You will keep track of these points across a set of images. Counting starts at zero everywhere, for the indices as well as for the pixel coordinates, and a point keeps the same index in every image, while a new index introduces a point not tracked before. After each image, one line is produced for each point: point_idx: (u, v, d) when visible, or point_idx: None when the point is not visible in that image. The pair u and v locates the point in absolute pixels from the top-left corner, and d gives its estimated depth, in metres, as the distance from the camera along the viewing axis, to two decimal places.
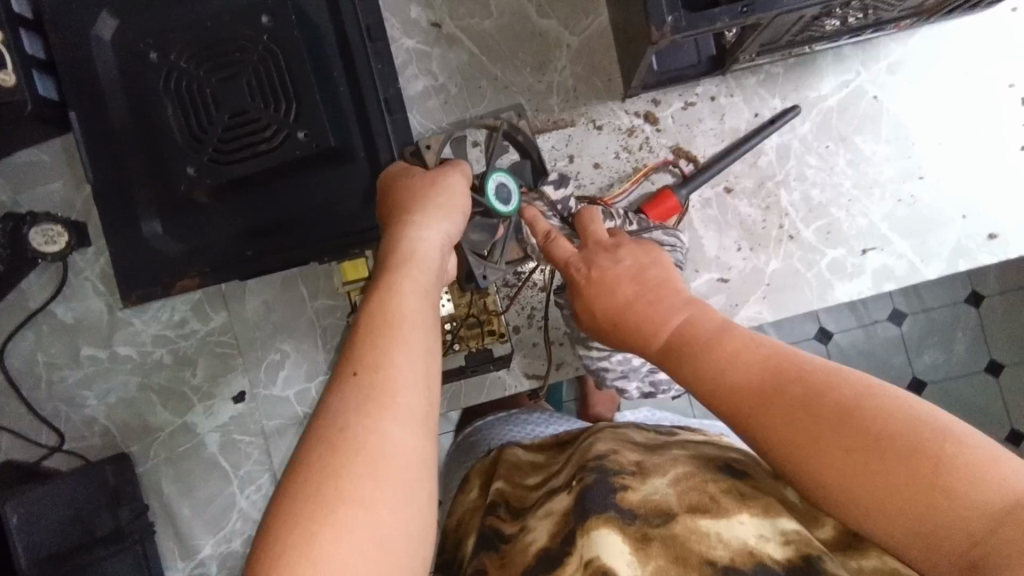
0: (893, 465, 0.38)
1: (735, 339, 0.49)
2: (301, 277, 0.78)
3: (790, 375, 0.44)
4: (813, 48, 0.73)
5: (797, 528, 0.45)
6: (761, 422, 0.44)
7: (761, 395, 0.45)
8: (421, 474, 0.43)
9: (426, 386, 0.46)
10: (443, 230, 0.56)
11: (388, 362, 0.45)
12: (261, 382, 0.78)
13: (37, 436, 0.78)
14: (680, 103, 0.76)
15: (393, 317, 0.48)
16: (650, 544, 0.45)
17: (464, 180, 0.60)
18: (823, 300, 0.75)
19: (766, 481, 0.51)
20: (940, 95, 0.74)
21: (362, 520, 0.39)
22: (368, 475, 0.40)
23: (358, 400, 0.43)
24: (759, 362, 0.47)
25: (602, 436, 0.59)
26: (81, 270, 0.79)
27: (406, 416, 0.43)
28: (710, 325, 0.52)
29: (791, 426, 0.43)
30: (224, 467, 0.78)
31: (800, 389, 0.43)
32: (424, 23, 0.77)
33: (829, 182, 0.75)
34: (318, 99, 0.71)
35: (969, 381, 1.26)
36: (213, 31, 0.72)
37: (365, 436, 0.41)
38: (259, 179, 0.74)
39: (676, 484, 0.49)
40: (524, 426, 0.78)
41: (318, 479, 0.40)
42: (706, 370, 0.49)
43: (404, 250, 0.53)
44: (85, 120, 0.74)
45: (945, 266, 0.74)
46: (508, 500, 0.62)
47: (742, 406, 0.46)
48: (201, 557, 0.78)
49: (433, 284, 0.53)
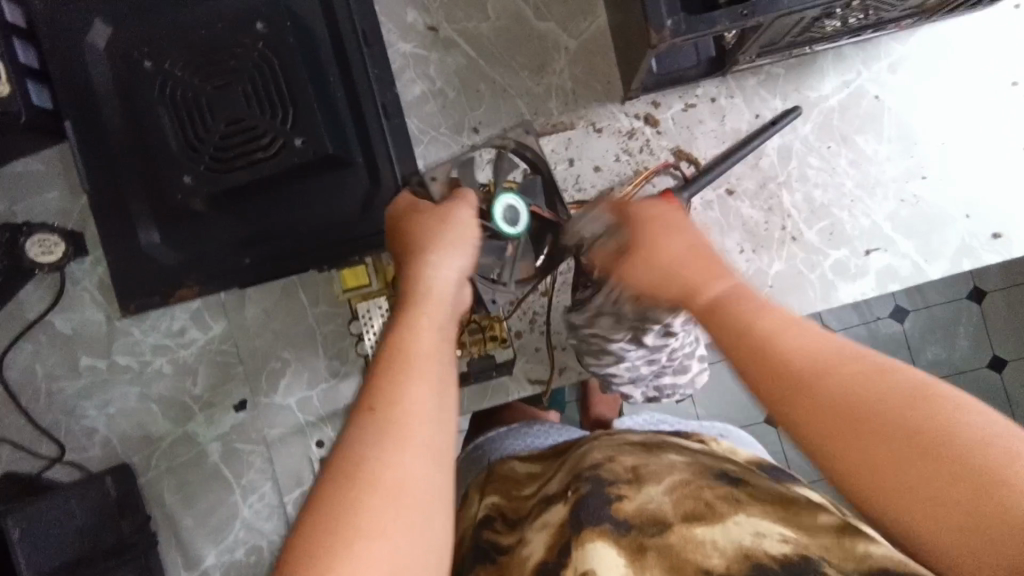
0: (939, 467, 0.34)
1: (783, 314, 0.44)
2: (300, 285, 0.78)
3: (832, 359, 0.40)
4: (814, 48, 0.72)
5: (794, 533, 0.43)
6: (802, 403, 0.39)
7: (808, 372, 0.40)
8: (437, 507, 0.42)
9: (441, 419, 0.45)
10: (457, 265, 0.55)
11: (405, 396, 0.44)
12: (262, 391, 0.77)
13: (38, 447, 0.78)
14: (680, 104, 0.75)
15: (409, 349, 0.47)
16: (646, 555, 0.44)
17: (473, 214, 0.58)
18: (826, 302, 0.74)
19: (760, 483, 0.50)
20: (942, 94, 0.74)
21: (378, 554, 0.39)
22: (384, 508, 0.40)
23: (375, 433, 0.42)
24: (797, 341, 0.42)
25: (599, 444, 0.59)
26: (78, 280, 0.78)
27: (423, 449, 0.43)
28: (751, 298, 0.47)
29: (831, 412, 0.38)
30: (226, 476, 0.77)
31: (842, 374, 0.39)
32: (420, 28, 0.76)
33: (831, 183, 0.74)
34: (315, 104, 0.71)
35: (972, 377, 1.25)
36: (208, 39, 0.72)
37: (382, 471, 0.41)
38: (255, 188, 0.73)
39: (671, 493, 0.48)
40: (524, 439, 0.77)
41: (333, 513, 0.39)
42: (748, 337, 0.44)
43: (419, 286, 0.53)
44: (79, 128, 0.73)
45: (949, 266, 0.73)
46: (503, 513, 0.62)
47: (775, 386, 0.41)
48: (204, 567, 0.77)
49: (449, 319, 0.52)
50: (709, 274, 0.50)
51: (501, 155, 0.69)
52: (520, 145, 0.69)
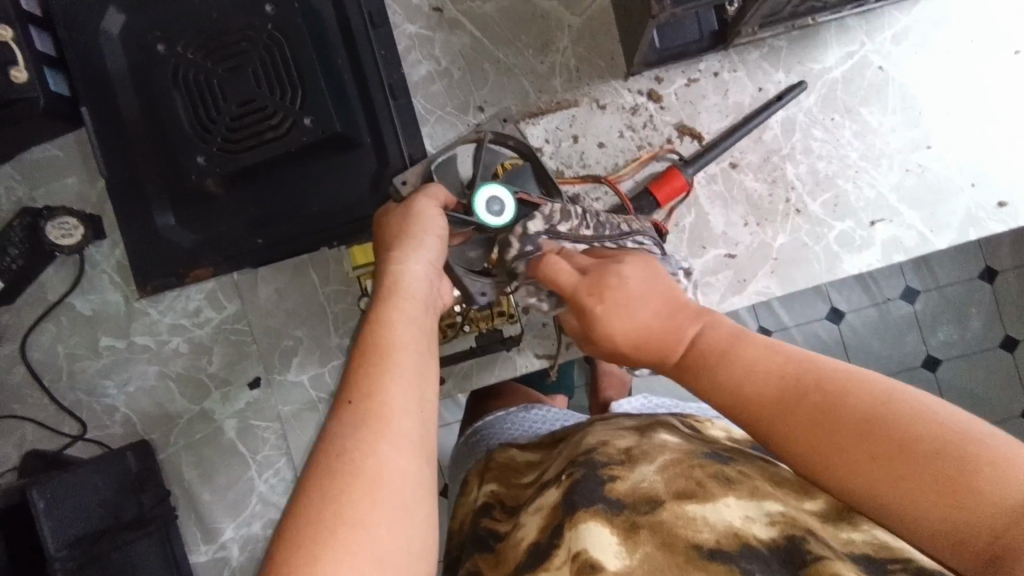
0: (914, 478, 0.38)
1: (752, 350, 0.49)
2: (310, 264, 0.79)
3: (808, 384, 0.44)
4: (817, 19, 0.72)
5: (780, 513, 0.46)
6: (776, 427, 0.45)
7: (778, 408, 0.45)
8: (415, 491, 0.45)
9: (419, 410, 0.48)
10: (424, 259, 0.57)
11: (381, 389, 0.47)
12: (276, 368, 0.79)
13: (60, 425, 0.80)
14: (683, 80, 0.76)
15: (383, 345, 0.50)
16: (638, 532, 0.45)
17: (436, 207, 0.61)
18: (831, 274, 0.75)
19: (750, 464, 0.52)
20: (947, 64, 0.74)
21: (361, 538, 0.41)
22: (365, 495, 0.43)
23: (353, 426, 0.45)
24: (776, 368, 0.47)
25: (595, 429, 0.60)
26: (97, 262, 0.81)
27: (401, 438, 0.46)
28: (722, 332, 0.52)
29: (809, 436, 0.43)
30: (242, 452, 0.79)
31: (818, 397, 0.43)
32: (425, 9, 0.77)
33: (835, 154, 0.75)
34: (322, 81, 0.73)
35: (983, 357, 1.25)
36: (218, 22, 0.73)
37: (362, 459, 0.44)
38: (266, 167, 0.75)
39: (663, 471, 0.49)
40: (523, 424, 0.78)
41: (316, 502, 0.42)
42: (722, 378, 0.49)
43: (389, 282, 0.55)
44: (96, 114, 0.76)
45: (955, 236, 0.73)
46: (503, 500, 0.63)
47: (754, 428, 0.46)
48: (223, 541, 0.79)
49: (424, 312, 0.55)
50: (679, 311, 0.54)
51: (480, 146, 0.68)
52: (500, 136, 0.68)
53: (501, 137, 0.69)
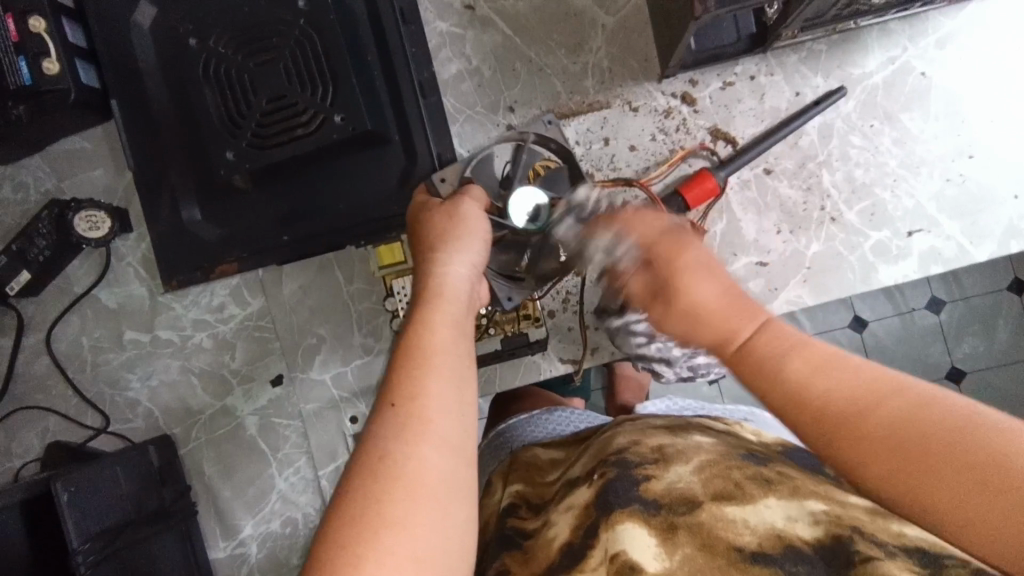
0: (1012, 503, 0.33)
1: (819, 350, 0.44)
2: (336, 262, 0.78)
3: (888, 391, 0.40)
4: (859, 23, 0.70)
5: (824, 510, 0.45)
6: (849, 435, 0.40)
7: (857, 408, 0.40)
8: (456, 494, 0.44)
9: (461, 412, 0.47)
10: (467, 261, 0.58)
11: (424, 391, 0.47)
12: (298, 366, 0.78)
13: (83, 417, 0.80)
14: (718, 83, 0.74)
15: (427, 346, 0.49)
16: (676, 533, 0.44)
17: (479, 208, 0.62)
18: (866, 284, 0.73)
19: (786, 467, 0.51)
20: (991, 71, 0.72)
21: (404, 540, 0.40)
22: (407, 496, 0.42)
23: (394, 428, 0.45)
24: (850, 374, 0.42)
25: (624, 428, 0.59)
26: (123, 256, 0.80)
27: (444, 441, 0.45)
28: (781, 331, 0.47)
29: (888, 445, 0.38)
30: (263, 449, 0.79)
31: (900, 405, 0.39)
32: (457, 6, 0.76)
33: (873, 162, 0.73)
34: (353, 79, 0.72)
35: (1010, 370, 1.22)
36: (251, 16, 0.73)
37: (405, 462, 0.43)
38: (296, 164, 0.74)
39: (700, 472, 0.48)
40: (545, 425, 0.78)
41: (359, 505, 0.41)
42: (782, 382, 0.44)
43: (432, 285, 0.55)
44: (126, 107, 0.76)
45: (995, 249, 0.72)
46: (528, 499, 0.62)
47: (820, 429, 0.41)
48: (241, 538, 0.79)
49: (464, 314, 0.54)
50: (734, 305, 0.50)
51: (521, 147, 0.68)
52: (542, 137, 0.69)
53: (542, 138, 0.69)
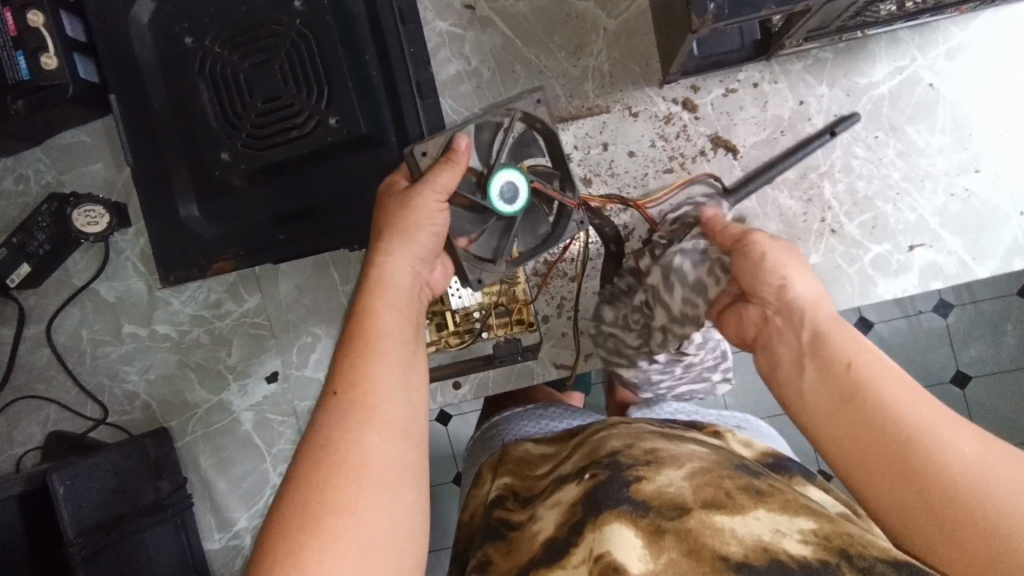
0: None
1: (880, 376, 0.45)
2: (332, 262, 0.79)
3: (926, 439, 0.41)
4: (866, 32, 0.69)
5: (813, 527, 0.42)
6: (878, 468, 0.42)
7: (901, 443, 0.41)
8: (404, 479, 0.46)
9: (408, 397, 0.49)
10: (412, 251, 0.57)
11: (365, 377, 0.48)
12: (293, 363, 0.79)
13: (83, 408, 0.82)
14: (721, 90, 0.73)
15: (369, 335, 0.51)
16: (663, 537, 0.43)
17: (440, 200, 0.58)
18: (865, 298, 0.72)
19: (776, 478, 0.50)
20: (1002, 84, 0.70)
21: (348, 526, 0.43)
22: (351, 482, 0.44)
23: (338, 415, 0.47)
24: (903, 416, 0.42)
25: (616, 431, 0.58)
26: (122, 250, 0.81)
27: (389, 425, 0.47)
28: (844, 345, 0.48)
29: (909, 490, 0.40)
30: (257, 444, 0.80)
31: (929, 456, 0.40)
32: (457, 5, 0.76)
33: (877, 174, 0.71)
34: (349, 81, 0.71)
35: (1017, 376, 1.20)
36: (247, 16, 0.72)
37: (349, 449, 0.45)
38: (291, 166, 0.74)
39: (691, 479, 0.47)
40: (539, 420, 0.78)
41: (303, 492, 0.44)
42: (834, 397, 0.46)
43: (374, 279, 0.55)
44: (122, 102, 0.75)
45: (999, 265, 0.70)
46: (516, 492, 0.62)
47: (867, 464, 0.43)
48: (236, 530, 0.81)
49: (408, 303, 0.55)
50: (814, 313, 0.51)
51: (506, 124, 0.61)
52: (530, 117, 0.61)
53: (529, 117, 0.61)
